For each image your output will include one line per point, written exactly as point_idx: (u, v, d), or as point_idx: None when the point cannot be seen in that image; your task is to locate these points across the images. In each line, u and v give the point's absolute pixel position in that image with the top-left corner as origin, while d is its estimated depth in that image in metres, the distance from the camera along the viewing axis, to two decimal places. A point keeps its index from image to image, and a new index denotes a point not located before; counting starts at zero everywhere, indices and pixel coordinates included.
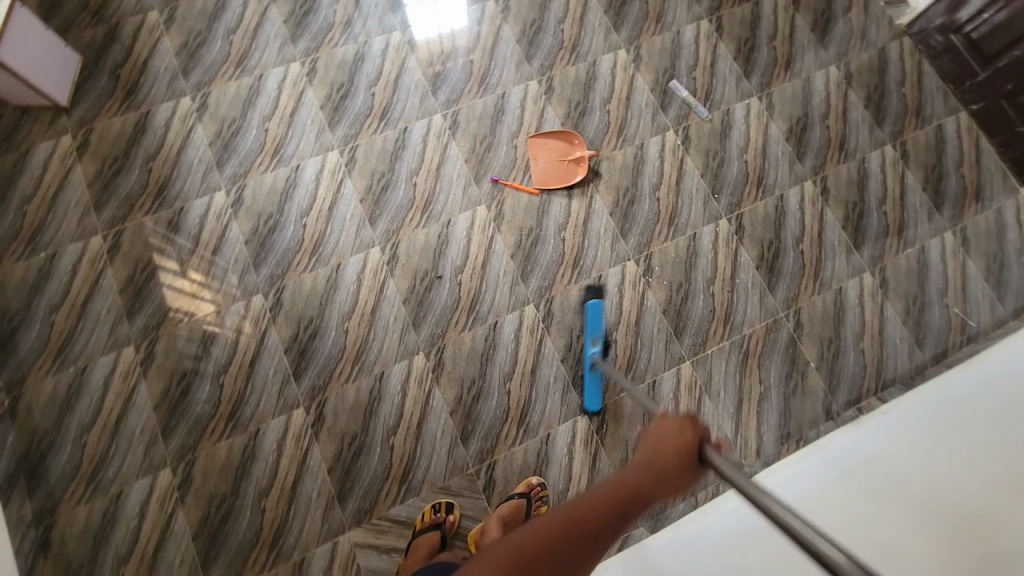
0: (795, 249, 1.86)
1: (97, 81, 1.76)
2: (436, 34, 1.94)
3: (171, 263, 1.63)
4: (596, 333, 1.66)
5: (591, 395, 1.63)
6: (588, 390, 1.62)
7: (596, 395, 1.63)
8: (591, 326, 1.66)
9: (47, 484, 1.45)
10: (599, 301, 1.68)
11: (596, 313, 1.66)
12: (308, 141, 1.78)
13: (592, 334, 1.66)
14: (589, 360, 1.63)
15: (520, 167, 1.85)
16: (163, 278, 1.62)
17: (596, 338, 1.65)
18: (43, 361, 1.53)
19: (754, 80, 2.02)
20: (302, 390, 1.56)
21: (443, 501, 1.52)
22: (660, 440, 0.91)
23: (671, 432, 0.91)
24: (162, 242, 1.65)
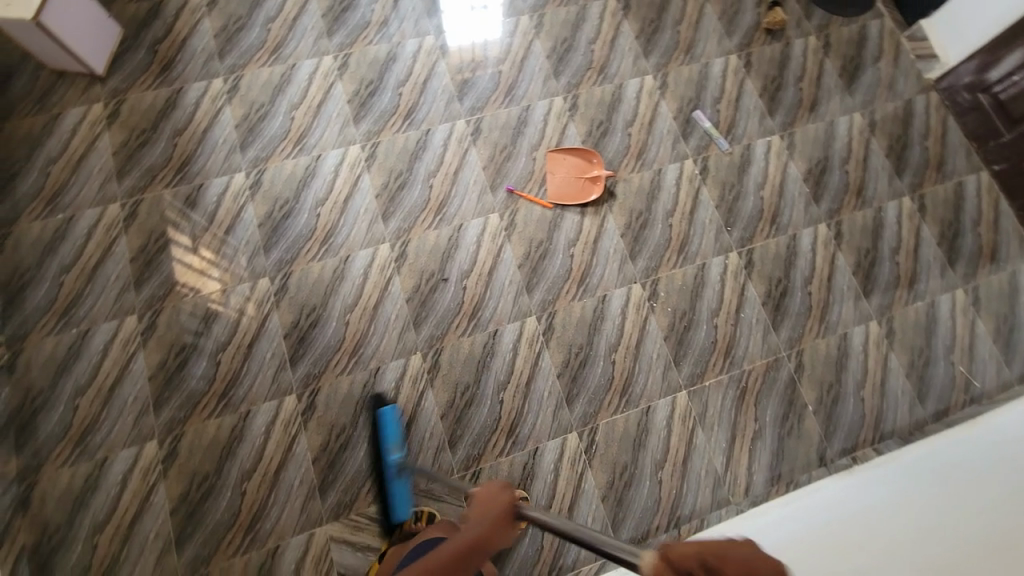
0: (803, 289, 1.85)
1: (135, 54, 1.80)
2: (468, 42, 1.98)
3: (183, 237, 1.65)
4: (396, 438, 1.51)
5: (399, 506, 1.45)
6: (397, 501, 1.45)
7: (404, 504, 1.46)
8: (387, 435, 1.50)
9: (35, 442, 1.46)
10: (393, 406, 1.54)
11: (391, 419, 1.52)
12: (331, 133, 1.81)
13: (388, 442, 1.50)
14: (389, 471, 1.47)
15: (537, 180, 1.86)
16: (174, 251, 1.64)
17: (396, 444, 1.50)
18: (47, 320, 1.54)
19: (777, 119, 2.03)
20: (296, 376, 1.57)
21: (424, 511, 1.47)
22: (479, 504, 0.98)
23: (490, 495, 0.99)
24: (177, 216, 1.67)
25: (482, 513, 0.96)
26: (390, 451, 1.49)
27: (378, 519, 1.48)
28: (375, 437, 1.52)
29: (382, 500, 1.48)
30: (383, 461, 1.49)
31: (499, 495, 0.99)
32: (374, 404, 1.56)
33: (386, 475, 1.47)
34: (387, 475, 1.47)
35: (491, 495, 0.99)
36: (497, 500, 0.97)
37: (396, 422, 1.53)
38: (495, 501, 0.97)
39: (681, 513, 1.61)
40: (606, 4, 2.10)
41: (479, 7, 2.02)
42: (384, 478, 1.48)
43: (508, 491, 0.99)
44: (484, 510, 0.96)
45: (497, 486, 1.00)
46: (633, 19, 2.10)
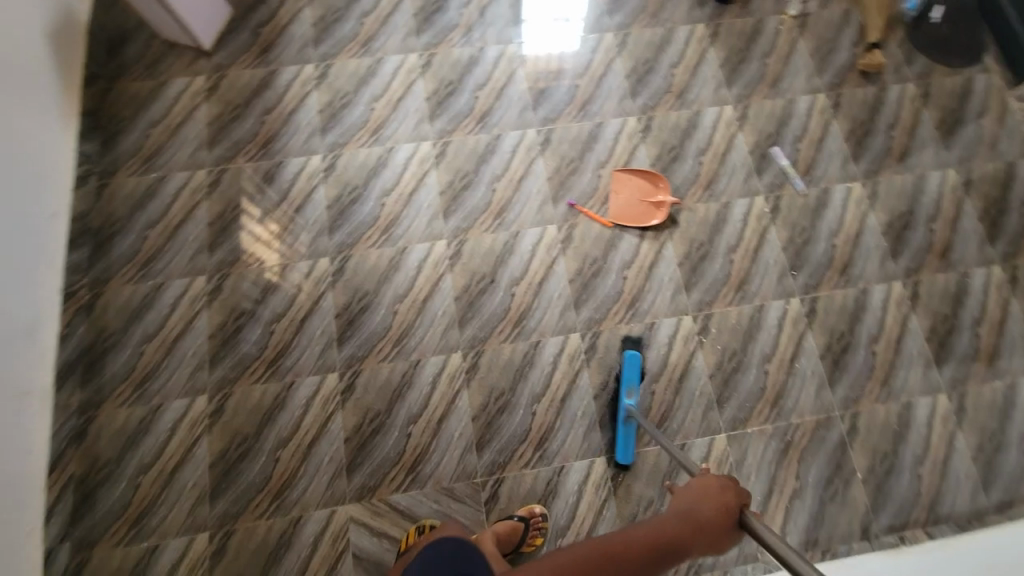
0: (867, 347, 1.74)
1: (240, 35, 1.93)
2: (545, 53, 2.00)
3: (254, 209, 1.74)
4: (632, 385, 1.59)
5: (621, 451, 1.57)
6: (620, 445, 1.57)
7: (627, 450, 1.56)
8: (626, 380, 1.59)
9: (98, 381, 1.54)
10: (637, 355, 1.61)
11: (632, 364, 1.60)
12: (407, 128, 1.87)
13: (626, 386, 1.59)
14: (619, 411, 1.58)
15: (600, 197, 1.85)
16: (246, 221, 1.73)
17: (631, 391, 1.59)
18: (127, 270, 1.65)
19: (861, 165, 1.93)
20: (341, 356, 1.62)
21: (427, 522, 1.44)
22: (699, 494, 0.98)
23: (709, 492, 0.97)
24: (254, 189, 1.76)
25: (698, 505, 0.95)
26: (625, 396, 1.58)
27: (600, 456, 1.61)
28: (617, 381, 1.63)
29: (608, 440, 1.61)
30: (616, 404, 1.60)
31: (720, 496, 0.97)
32: (621, 347, 1.67)
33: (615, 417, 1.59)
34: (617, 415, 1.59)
35: (713, 486, 0.98)
36: (717, 500, 0.96)
37: (637, 368, 1.60)
38: (721, 496, 0.97)
39: (704, 561, 1.54)
40: (693, 29, 2.08)
41: (561, 19, 2.04)
42: (617, 417, 1.60)
43: (730, 493, 0.98)
44: (706, 502, 0.96)
45: (721, 486, 0.99)
46: (720, 47, 2.06)
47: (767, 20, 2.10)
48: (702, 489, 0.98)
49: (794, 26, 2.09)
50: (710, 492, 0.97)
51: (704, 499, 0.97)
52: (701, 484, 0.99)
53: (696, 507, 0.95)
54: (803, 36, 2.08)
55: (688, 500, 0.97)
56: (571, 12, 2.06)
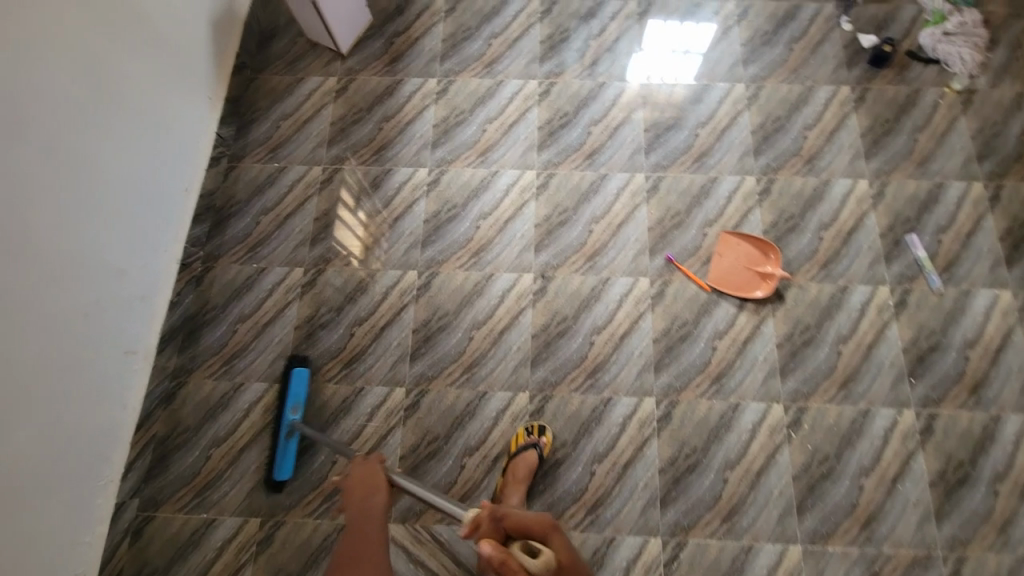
0: (986, 483, 1.52)
1: (375, 43, 2.01)
2: (655, 77, 1.96)
3: (350, 201, 1.81)
4: (299, 399, 1.55)
5: (281, 467, 1.50)
6: (280, 461, 1.50)
7: (286, 468, 1.50)
8: (292, 394, 1.55)
9: (194, 350, 1.65)
10: (305, 369, 1.58)
11: (299, 381, 1.56)
12: (514, 153, 1.86)
13: (292, 403, 1.54)
14: (283, 430, 1.52)
15: (701, 258, 1.73)
16: (338, 211, 1.80)
17: (297, 405, 1.55)
18: (238, 251, 1.76)
19: (1014, 272, 1.70)
20: (411, 372, 1.62)
21: (536, 424, 1.55)
22: (360, 483, 1.20)
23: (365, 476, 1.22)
24: (352, 201, 1.81)
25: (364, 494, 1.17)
26: (290, 410, 1.54)
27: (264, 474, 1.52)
28: (281, 392, 1.58)
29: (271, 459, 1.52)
30: (280, 416, 1.54)
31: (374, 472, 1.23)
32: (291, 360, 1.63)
33: (279, 433, 1.52)
34: (280, 433, 1.52)
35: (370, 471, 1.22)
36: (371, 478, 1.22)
37: (304, 385, 1.57)
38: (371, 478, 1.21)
39: None
40: (837, 91, 1.92)
41: (680, 51, 2.00)
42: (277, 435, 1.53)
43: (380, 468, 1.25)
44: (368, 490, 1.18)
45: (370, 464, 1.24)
46: (864, 115, 1.89)
47: (926, 91, 1.91)
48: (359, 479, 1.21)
49: (957, 102, 1.89)
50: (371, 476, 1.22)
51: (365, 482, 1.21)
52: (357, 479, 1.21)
53: (363, 495, 1.17)
54: (965, 114, 1.88)
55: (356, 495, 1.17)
56: (693, 45, 2.01)
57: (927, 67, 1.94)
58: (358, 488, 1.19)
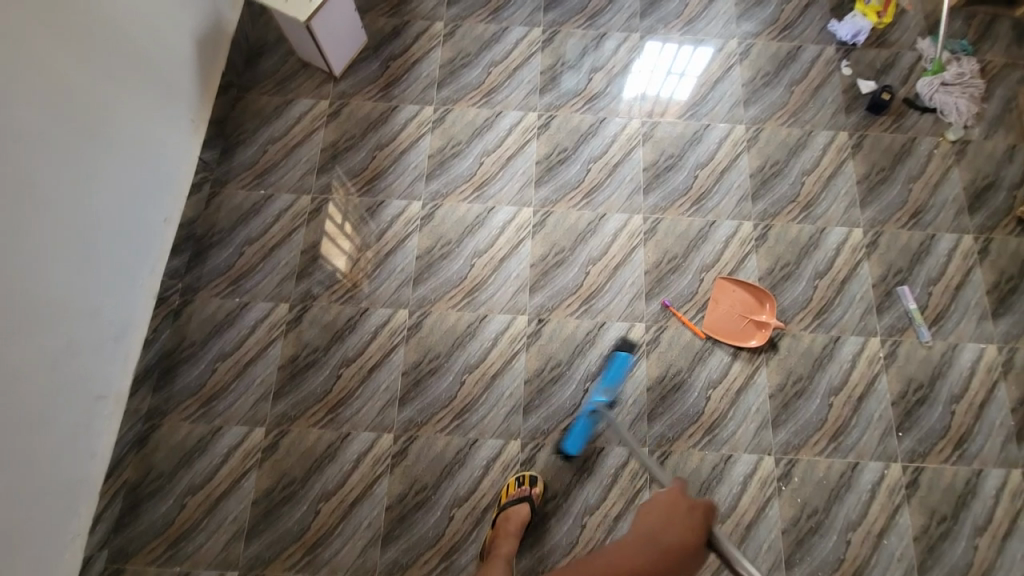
0: (969, 539, 1.53)
1: (369, 65, 1.95)
2: (650, 91, 1.97)
3: (337, 215, 1.77)
4: (611, 384, 1.59)
5: (573, 436, 1.54)
6: (572, 432, 1.54)
7: (575, 438, 1.54)
8: (608, 375, 1.59)
9: (170, 389, 1.59)
10: (626, 358, 1.60)
11: (617, 365, 1.60)
12: (511, 189, 1.82)
13: (604, 382, 1.59)
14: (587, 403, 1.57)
15: (698, 304, 1.72)
16: (324, 224, 1.76)
17: (609, 389, 1.58)
18: (218, 284, 1.68)
19: (999, 326, 1.72)
20: (400, 417, 1.58)
21: (527, 474, 1.51)
22: (658, 518, 1.01)
23: (674, 513, 1.00)
24: (340, 217, 1.77)
25: (655, 530, 1.00)
26: (599, 390, 1.58)
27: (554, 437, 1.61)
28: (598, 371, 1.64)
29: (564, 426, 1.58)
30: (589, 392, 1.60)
31: (681, 522, 0.99)
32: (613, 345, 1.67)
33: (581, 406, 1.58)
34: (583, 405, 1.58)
35: (680, 514, 1.00)
36: (675, 526, 0.99)
37: (620, 371, 1.59)
38: (678, 523, 0.99)
39: None
40: (834, 136, 1.93)
41: (676, 73, 2.00)
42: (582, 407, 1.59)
43: (694, 521, 0.98)
44: (661, 530, 0.99)
45: (691, 508, 1.00)
46: (861, 161, 1.90)
47: (921, 140, 1.93)
48: (666, 513, 1.01)
49: (950, 152, 1.91)
50: (676, 518, 0.99)
51: (670, 518, 1.00)
52: (666, 505, 1.03)
53: (658, 526, 1.00)
54: (957, 165, 1.90)
55: (650, 523, 1.01)
56: (689, 67, 2.01)
57: (922, 115, 1.96)
58: (660, 516, 1.01)
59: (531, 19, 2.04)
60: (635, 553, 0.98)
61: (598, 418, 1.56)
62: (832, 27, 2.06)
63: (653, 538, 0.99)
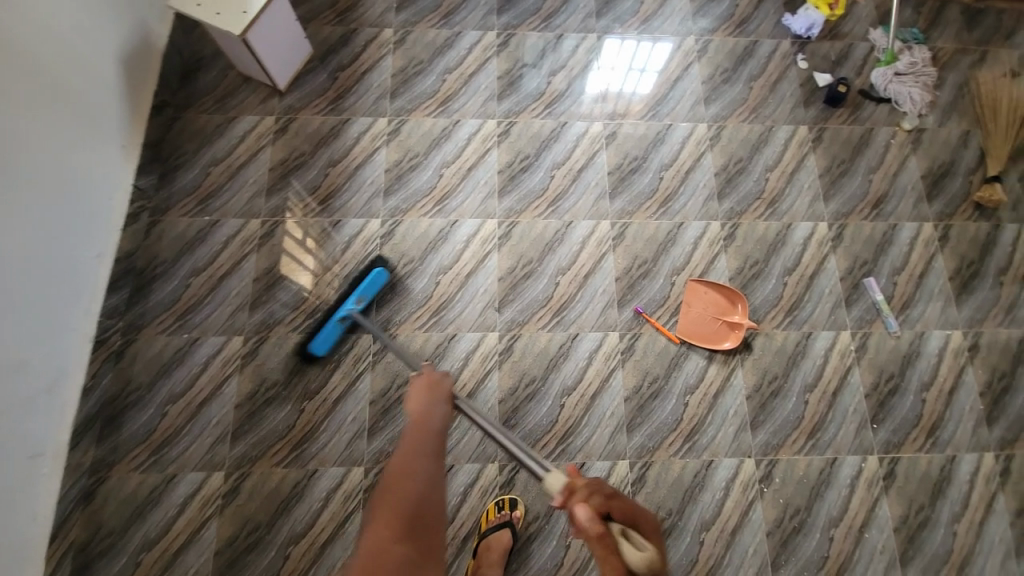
0: (947, 526, 1.55)
1: (317, 77, 1.85)
2: (612, 87, 1.94)
3: (297, 230, 1.68)
4: (365, 295, 1.56)
5: (319, 341, 1.50)
6: (319, 335, 1.49)
7: (322, 344, 1.50)
8: (367, 287, 1.55)
9: (117, 438, 1.47)
10: (384, 273, 1.57)
11: (375, 279, 1.56)
12: (474, 201, 1.75)
13: (362, 294, 1.55)
14: (338, 311, 1.52)
15: (670, 308, 1.69)
16: (282, 243, 1.66)
17: (362, 299, 1.56)
18: (165, 319, 1.57)
19: (963, 312, 1.75)
20: (370, 449, 1.50)
21: (507, 497, 1.46)
22: (418, 401, 1.05)
23: (423, 391, 1.07)
24: (301, 233, 1.68)
25: (421, 406, 1.03)
26: (354, 299, 1.54)
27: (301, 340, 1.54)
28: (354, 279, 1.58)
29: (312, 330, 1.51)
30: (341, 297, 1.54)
31: (432, 391, 1.07)
32: (375, 259, 1.63)
33: (332, 312, 1.52)
34: (336, 314, 1.52)
35: (437, 381, 1.10)
36: (434, 392, 1.07)
37: (376, 284, 1.57)
38: (431, 393, 1.07)
39: None
40: (795, 131, 1.93)
41: (637, 69, 1.97)
42: (331, 312, 1.53)
43: (444, 381, 1.11)
44: (424, 402, 1.04)
45: (433, 378, 1.11)
46: (821, 155, 1.90)
47: (878, 130, 1.95)
48: (418, 393, 1.07)
49: (907, 141, 1.94)
50: (438, 384, 1.10)
51: (432, 389, 1.08)
52: (416, 391, 1.08)
53: (423, 401, 1.04)
54: (914, 154, 1.92)
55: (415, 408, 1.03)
56: (649, 63, 1.98)
57: (878, 106, 1.98)
58: (424, 392, 1.07)
59: (485, 22, 1.97)
60: (431, 418, 0.99)
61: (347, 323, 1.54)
62: (786, 21, 2.06)
63: (435, 401, 1.05)
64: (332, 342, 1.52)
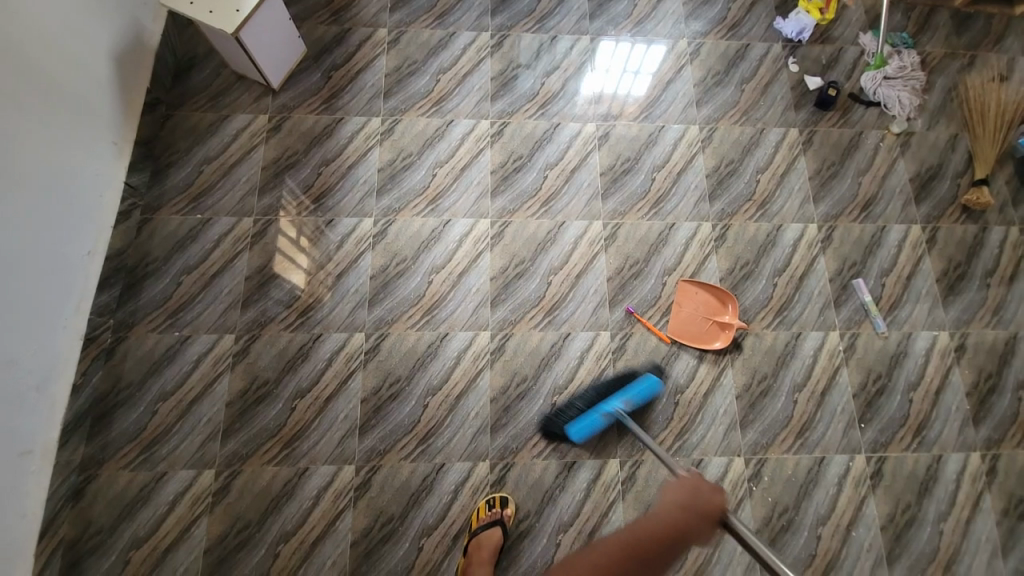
0: (934, 524, 1.57)
1: (310, 76, 1.85)
2: (607, 88, 1.95)
3: (291, 229, 1.68)
4: (634, 399, 1.51)
5: (576, 427, 1.47)
6: (579, 421, 1.48)
7: (579, 431, 1.47)
8: (638, 391, 1.51)
9: (107, 435, 1.46)
10: (655, 383, 1.53)
11: (647, 385, 1.53)
12: (467, 200, 1.76)
13: (631, 396, 1.51)
14: (602, 404, 1.50)
15: (661, 308, 1.70)
16: (275, 242, 1.66)
17: (630, 401, 1.51)
18: (156, 316, 1.57)
19: (950, 313, 1.78)
20: (361, 447, 1.50)
21: (498, 495, 1.47)
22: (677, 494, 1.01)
23: (691, 487, 1.02)
24: (295, 231, 1.68)
25: (680, 503, 0.99)
26: (623, 399, 1.50)
27: (554, 420, 1.53)
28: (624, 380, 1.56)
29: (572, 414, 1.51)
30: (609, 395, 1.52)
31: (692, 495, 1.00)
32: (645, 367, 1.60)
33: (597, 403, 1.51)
34: (599, 405, 1.50)
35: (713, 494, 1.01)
36: (696, 496, 1.00)
37: (646, 390, 1.52)
38: (696, 496, 1.00)
39: None
40: (785, 133, 1.95)
41: (631, 71, 1.98)
42: (596, 402, 1.52)
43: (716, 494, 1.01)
44: (681, 499, 1.00)
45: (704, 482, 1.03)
46: (811, 157, 1.92)
47: (867, 134, 1.97)
48: (683, 486, 1.03)
49: (895, 144, 1.96)
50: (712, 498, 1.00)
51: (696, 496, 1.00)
52: (686, 482, 1.04)
53: (681, 501, 0.99)
54: (903, 157, 1.95)
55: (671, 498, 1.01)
56: (644, 65, 2.00)
57: (867, 109, 2.00)
58: (686, 492, 1.01)
59: (479, 23, 1.98)
60: (672, 521, 0.96)
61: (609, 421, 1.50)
62: (777, 25, 2.08)
63: (691, 511, 0.97)
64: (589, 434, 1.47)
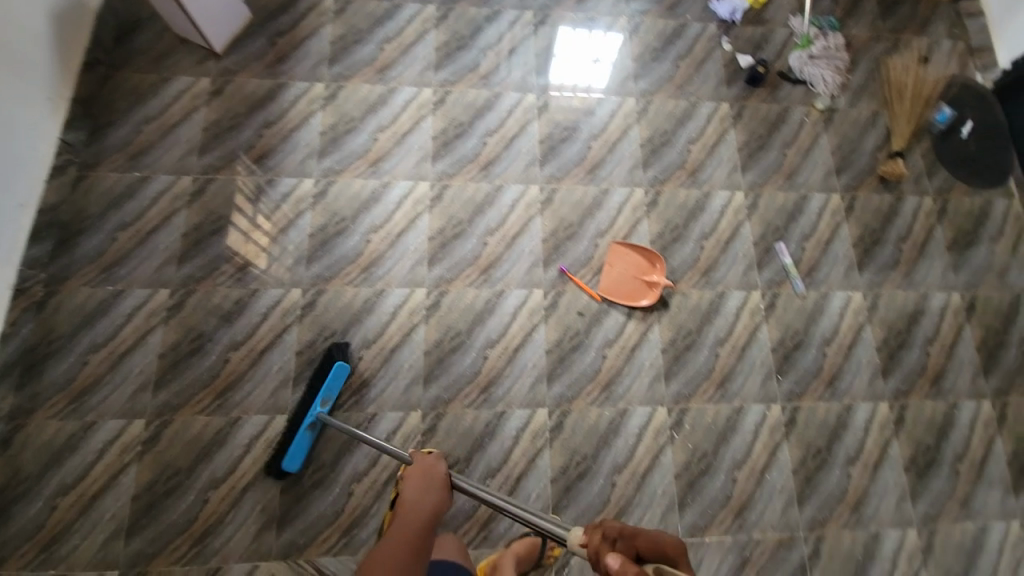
0: (843, 467, 1.67)
1: (254, 41, 1.88)
2: (571, 81, 2.01)
3: (246, 206, 1.69)
4: (330, 394, 1.50)
5: (291, 456, 1.43)
6: (291, 448, 1.43)
7: (292, 459, 1.43)
8: (326, 386, 1.48)
9: (35, 386, 1.47)
10: (345, 365, 1.52)
11: (336, 375, 1.50)
12: (408, 164, 1.81)
13: (323, 396, 1.48)
14: (305, 419, 1.46)
15: (593, 268, 1.78)
16: (234, 224, 1.67)
17: (327, 399, 1.49)
18: (89, 271, 1.58)
19: (865, 274, 1.89)
20: (294, 398, 1.53)
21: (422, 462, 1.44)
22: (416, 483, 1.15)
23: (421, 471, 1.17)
24: (245, 204, 1.70)
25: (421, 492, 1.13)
26: (319, 403, 1.47)
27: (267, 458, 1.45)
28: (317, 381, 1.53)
29: (280, 446, 1.45)
30: (304, 405, 1.47)
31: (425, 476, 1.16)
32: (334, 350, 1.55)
33: (298, 422, 1.45)
34: (301, 421, 1.45)
35: (431, 462, 1.19)
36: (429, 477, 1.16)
37: (341, 378, 1.51)
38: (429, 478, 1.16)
39: None
40: (717, 107, 2.05)
41: (592, 60, 2.05)
42: (297, 422, 1.46)
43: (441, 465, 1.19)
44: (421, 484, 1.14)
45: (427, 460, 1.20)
46: (740, 130, 2.03)
47: (793, 109, 2.08)
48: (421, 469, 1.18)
49: (820, 119, 2.07)
50: (432, 466, 1.18)
51: (426, 471, 1.18)
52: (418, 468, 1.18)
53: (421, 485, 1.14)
54: (826, 131, 2.06)
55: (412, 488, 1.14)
56: (603, 53, 2.07)
57: (795, 86, 2.11)
58: (419, 478, 1.16)
59: None
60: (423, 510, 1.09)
61: (317, 428, 1.48)
62: (712, 6, 2.18)
63: (429, 490, 1.13)
64: (304, 455, 1.45)
